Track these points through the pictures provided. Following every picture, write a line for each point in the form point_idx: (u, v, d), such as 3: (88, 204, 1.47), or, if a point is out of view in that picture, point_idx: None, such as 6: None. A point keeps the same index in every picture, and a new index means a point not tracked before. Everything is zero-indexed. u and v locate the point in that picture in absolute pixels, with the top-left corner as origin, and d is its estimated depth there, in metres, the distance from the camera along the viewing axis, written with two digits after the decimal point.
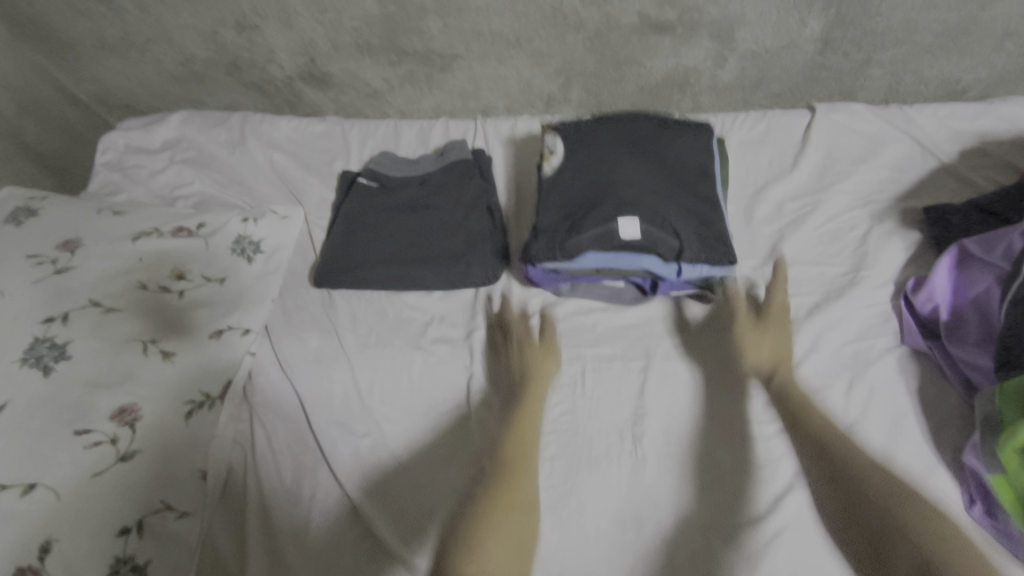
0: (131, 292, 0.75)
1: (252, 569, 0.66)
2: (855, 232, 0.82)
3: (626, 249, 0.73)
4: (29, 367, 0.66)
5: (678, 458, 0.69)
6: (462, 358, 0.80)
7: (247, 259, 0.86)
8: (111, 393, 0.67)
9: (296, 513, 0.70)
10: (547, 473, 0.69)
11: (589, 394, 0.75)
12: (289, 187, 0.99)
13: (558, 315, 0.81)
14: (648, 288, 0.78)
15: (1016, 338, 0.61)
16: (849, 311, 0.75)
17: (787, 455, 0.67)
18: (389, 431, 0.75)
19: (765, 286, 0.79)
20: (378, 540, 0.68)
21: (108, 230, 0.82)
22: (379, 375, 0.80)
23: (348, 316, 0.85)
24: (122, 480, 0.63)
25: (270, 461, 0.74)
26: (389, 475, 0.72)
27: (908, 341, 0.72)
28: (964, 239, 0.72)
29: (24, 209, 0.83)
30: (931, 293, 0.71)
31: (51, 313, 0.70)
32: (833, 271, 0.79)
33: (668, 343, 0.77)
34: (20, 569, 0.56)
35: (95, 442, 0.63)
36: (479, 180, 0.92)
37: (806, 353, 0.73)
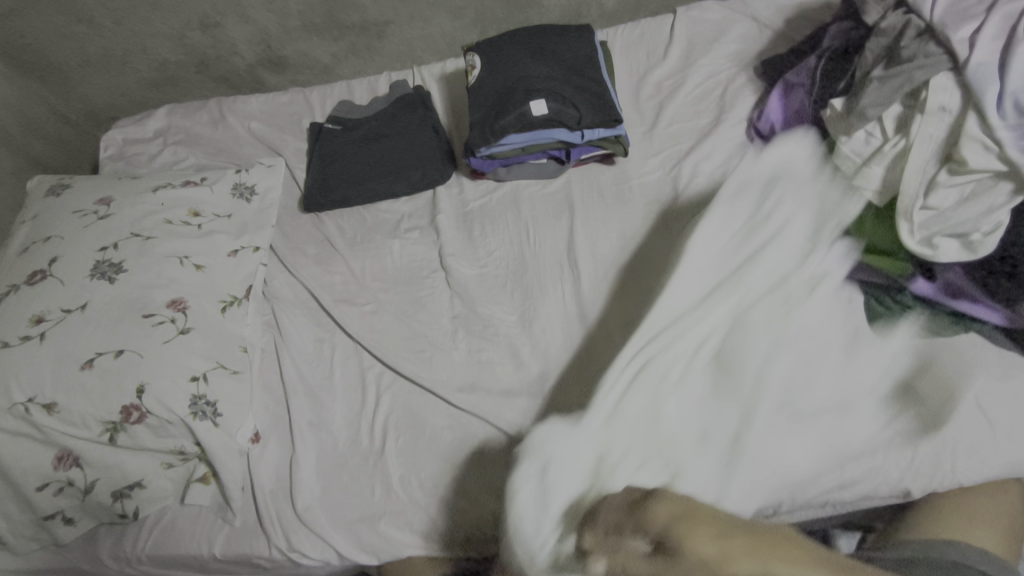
0: (160, 225, 0.94)
1: (299, 403, 0.89)
2: (716, 93, 1.06)
3: (540, 125, 0.95)
4: (97, 279, 0.85)
5: (605, 269, 0.91)
6: (430, 237, 1.01)
7: (246, 200, 1.05)
8: (163, 290, 0.86)
9: (324, 365, 0.92)
10: (509, 299, 0.92)
11: (531, 241, 0.97)
12: (270, 146, 1.20)
13: (499, 193, 1.04)
14: (564, 158, 1.00)
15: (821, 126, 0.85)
16: (717, 144, 0.99)
17: (680, 249, 0.91)
18: (383, 299, 0.96)
19: (653, 142, 1.03)
20: (389, 370, 0.89)
21: (130, 187, 1.00)
22: (368, 262, 1.01)
23: (335, 227, 1.06)
24: (185, 345, 0.83)
25: (295, 334, 0.95)
26: (390, 327, 0.93)
27: (759, 156, 0.96)
28: (785, 75, 0.95)
29: (58, 184, 1.01)
30: (768, 116, 0.94)
31: (104, 244, 0.89)
32: (701, 122, 1.03)
33: (587, 194, 1.00)
34: (126, 407, 0.78)
35: (159, 322, 0.83)
36: (422, 108, 1.14)
37: (690, 180, 0.97)
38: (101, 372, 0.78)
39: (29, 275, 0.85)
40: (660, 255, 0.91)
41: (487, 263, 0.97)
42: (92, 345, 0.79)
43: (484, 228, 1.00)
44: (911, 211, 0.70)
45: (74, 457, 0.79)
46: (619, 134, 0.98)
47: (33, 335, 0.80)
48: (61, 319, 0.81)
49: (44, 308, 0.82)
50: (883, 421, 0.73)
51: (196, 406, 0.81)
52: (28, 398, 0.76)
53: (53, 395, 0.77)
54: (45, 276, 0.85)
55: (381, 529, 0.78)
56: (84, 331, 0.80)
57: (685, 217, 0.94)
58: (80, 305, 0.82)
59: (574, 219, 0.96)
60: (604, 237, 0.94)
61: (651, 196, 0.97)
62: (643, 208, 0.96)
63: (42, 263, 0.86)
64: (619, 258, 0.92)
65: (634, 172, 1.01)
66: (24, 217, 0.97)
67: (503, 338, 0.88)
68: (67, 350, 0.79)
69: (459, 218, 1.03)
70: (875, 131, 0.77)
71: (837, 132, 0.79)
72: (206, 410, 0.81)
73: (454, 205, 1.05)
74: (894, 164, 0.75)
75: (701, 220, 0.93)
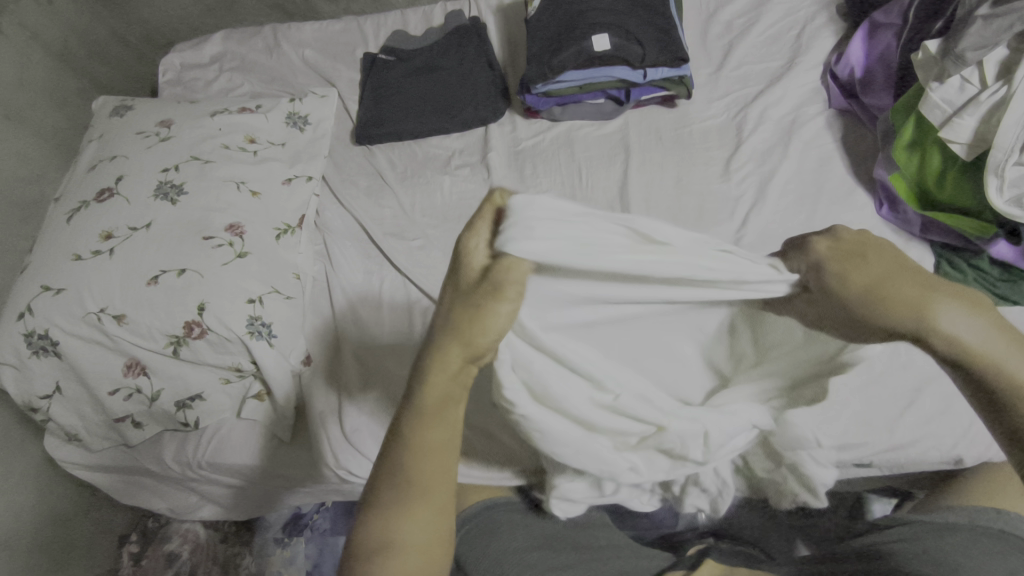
0: (218, 150, 0.95)
1: (348, 330, 0.91)
2: (791, 34, 0.99)
3: (599, 62, 0.94)
4: (160, 199, 0.88)
5: (658, 214, 0.88)
6: (481, 175, 1.00)
7: (300, 129, 1.05)
8: (222, 214, 0.89)
9: (372, 295, 0.94)
10: None
11: (584, 183, 0.95)
12: (323, 75, 1.19)
13: (554, 133, 1.01)
14: (624, 98, 0.97)
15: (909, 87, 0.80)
16: (787, 89, 0.94)
17: (741, 198, 0.87)
18: (433, 234, 0.97)
19: (718, 83, 0.98)
20: (435, 305, 0.90)
21: (191, 111, 1.01)
22: (417, 197, 1.01)
23: (386, 160, 1.06)
24: (243, 268, 0.86)
25: (346, 264, 0.97)
26: (438, 262, 0.93)
27: (834, 104, 0.91)
28: (872, 14, 0.89)
29: (122, 105, 1.03)
30: (848, 61, 0.89)
31: (167, 166, 0.91)
32: (774, 65, 0.97)
33: (645, 137, 0.96)
34: (187, 323, 0.81)
35: (218, 244, 0.86)
36: (477, 41, 1.11)
37: (754, 129, 0.92)
38: (164, 289, 0.81)
39: (97, 193, 0.89)
40: (718, 205, 0.88)
41: None
42: (156, 262, 0.83)
43: (535, 167, 0.99)
44: (1003, 166, 0.66)
45: (141, 366, 0.83)
46: (684, 75, 0.93)
47: (103, 251, 0.83)
48: (128, 237, 0.84)
49: (113, 225, 0.85)
50: (946, 385, 0.72)
51: (252, 327, 0.84)
52: (100, 308, 0.81)
53: (122, 307, 0.81)
54: (112, 194, 0.88)
55: None
56: (149, 248, 0.83)
57: (747, 166, 0.90)
58: (145, 224, 0.85)
59: (629, 162, 0.94)
60: (660, 183, 0.91)
61: (713, 141, 0.94)
62: (703, 155, 0.93)
63: (109, 181, 0.89)
64: (675, 205, 0.89)
65: (695, 116, 0.97)
66: (90, 136, 1.00)
67: None
68: (134, 265, 0.82)
69: (511, 156, 1.02)
70: (972, 77, 0.69)
71: (927, 78, 0.73)
72: (261, 330, 0.85)
73: (507, 143, 1.03)
74: (990, 116, 0.68)
75: (765, 171, 0.89)
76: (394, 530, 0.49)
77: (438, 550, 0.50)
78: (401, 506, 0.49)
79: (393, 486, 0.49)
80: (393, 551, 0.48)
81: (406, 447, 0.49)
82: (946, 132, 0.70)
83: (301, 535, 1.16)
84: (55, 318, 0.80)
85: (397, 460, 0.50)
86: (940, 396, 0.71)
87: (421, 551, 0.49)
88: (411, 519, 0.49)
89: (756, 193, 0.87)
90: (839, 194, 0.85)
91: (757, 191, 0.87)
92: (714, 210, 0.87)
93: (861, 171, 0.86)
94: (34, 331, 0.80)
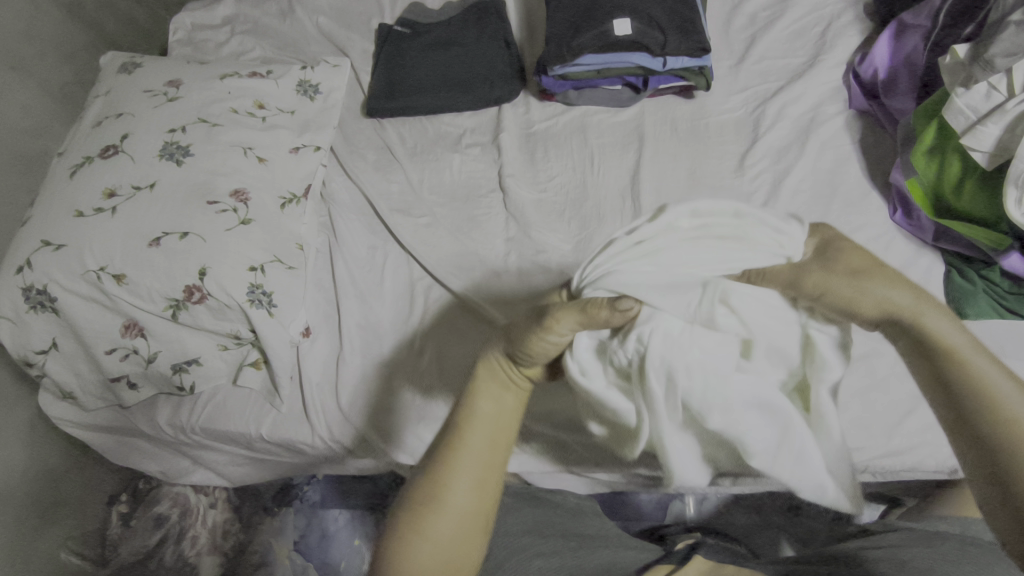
0: (227, 113, 0.93)
1: (347, 303, 0.90)
2: (816, 30, 0.98)
3: (619, 47, 0.92)
4: (165, 160, 0.86)
5: (669, 206, 0.87)
6: (491, 155, 0.99)
7: (309, 98, 1.04)
8: (228, 178, 0.87)
9: (373, 271, 0.93)
10: (566, 226, 0.90)
11: (595, 170, 0.94)
12: (336, 44, 1.17)
13: (568, 116, 1.00)
14: (641, 86, 0.96)
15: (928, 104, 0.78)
16: (808, 86, 0.92)
17: (755, 194, 0.86)
18: (438, 212, 0.95)
19: (738, 77, 0.96)
20: (437, 285, 0.89)
21: (200, 72, 0.99)
22: (425, 173, 1.00)
23: (396, 135, 1.05)
24: (246, 235, 0.85)
25: (349, 238, 0.95)
26: (442, 240, 0.92)
27: (854, 104, 0.89)
28: (901, 14, 0.87)
29: (130, 62, 1.01)
30: (872, 61, 0.87)
31: (173, 126, 0.90)
32: (796, 61, 0.96)
33: (660, 126, 0.95)
34: (187, 287, 0.80)
35: (222, 210, 0.84)
36: (495, 19, 1.09)
37: (771, 125, 0.91)
38: (166, 250, 0.80)
39: (102, 149, 0.87)
40: (732, 198, 0.87)
41: (547, 188, 0.94)
42: (158, 223, 0.81)
43: (547, 151, 0.97)
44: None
45: (139, 327, 0.83)
46: (704, 65, 0.92)
47: (105, 209, 0.82)
48: (132, 195, 0.83)
49: (117, 182, 0.84)
50: None
51: (253, 295, 0.83)
52: (100, 267, 0.80)
53: (122, 266, 0.79)
54: (117, 151, 0.87)
55: (418, 433, 0.81)
56: (152, 208, 0.82)
57: (762, 162, 0.89)
58: (149, 184, 0.84)
59: (642, 151, 0.93)
60: (672, 174, 0.90)
61: (728, 135, 0.92)
62: (717, 148, 0.91)
63: (114, 138, 0.88)
64: (685, 197, 0.88)
65: (713, 109, 0.95)
66: (97, 92, 0.98)
67: (556, 259, 0.87)
68: (136, 225, 0.81)
69: (523, 138, 1.00)
70: (999, 84, 0.67)
71: (953, 83, 0.72)
72: (262, 299, 0.84)
73: (520, 124, 1.02)
74: (1014, 125, 0.66)
75: (780, 169, 0.88)
76: (438, 497, 0.49)
77: (474, 532, 0.49)
78: (442, 471, 0.50)
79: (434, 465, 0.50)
80: (435, 512, 0.48)
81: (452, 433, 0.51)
82: (969, 139, 0.69)
83: (290, 506, 1.19)
84: (54, 273, 0.79)
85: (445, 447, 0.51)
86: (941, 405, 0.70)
87: (459, 524, 0.49)
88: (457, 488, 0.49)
89: (768, 191, 0.86)
90: (853, 197, 0.84)
91: (770, 189, 0.86)
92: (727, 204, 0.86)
93: (878, 175, 0.85)
94: (32, 285, 0.79)
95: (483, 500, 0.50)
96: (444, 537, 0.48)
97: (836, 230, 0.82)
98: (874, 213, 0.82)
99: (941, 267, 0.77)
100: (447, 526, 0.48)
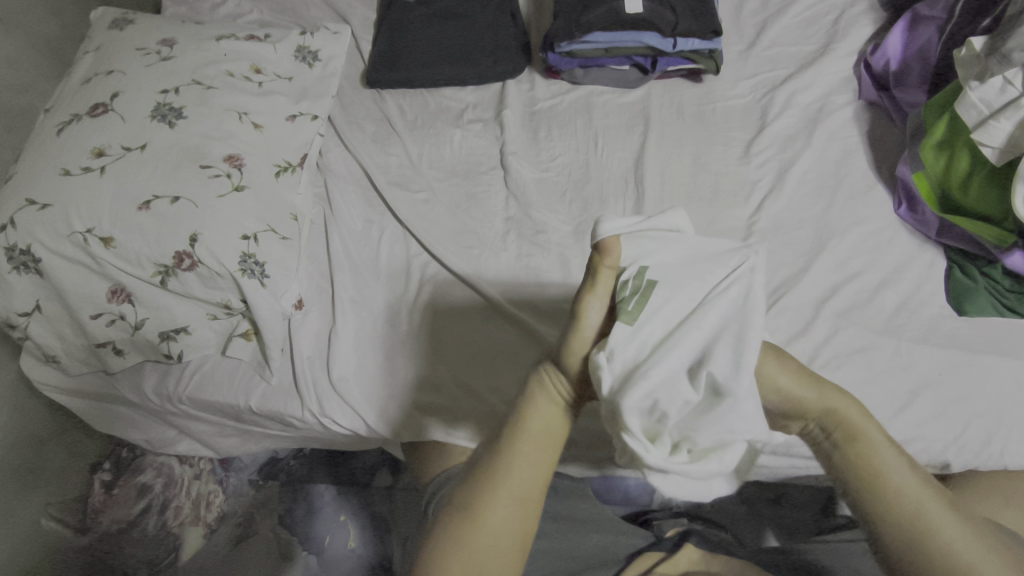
0: (222, 76, 0.90)
1: (342, 277, 0.88)
2: (828, 18, 0.96)
3: (629, 25, 0.90)
4: (158, 121, 0.83)
5: (672, 190, 0.86)
6: (493, 132, 0.97)
7: (308, 65, 1.01)
8: (221, 143, 0.85)
9: (367, 245, 0.91)
10: (567, 207, 0.89)
11: (599, 152, 0.92)
12: (337, 11, 1.13)
13: (573, 96, 0.98)
14: (649, 67, 0.94)
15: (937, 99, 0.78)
16: (818, 76, 0.91)
17: (759, 182, 0.85)
18: (437, 187, 0.93)
19: (748, 62, 0.95)
20: (434, 261, 0.88)
21: (195, 32, 0.95)
22: (425, 148, 0.97)
23: (396, 106, 1.02)
24: (241, 203, 0.82)
25: (345, 210, 0.93)
26: (440, 217, 0.90)
27: (863, 96, 0.89)
28: (917, 5, 0.86)
29: (122, 19, 0.98)
30: (885, 52, 0.86)
31: (166, 87, 0.86)
32: (807, 49, 0.95)
33: (665, 110, 0.93)
34: (177, 254, 0.78)
35: (215, 175, 0.82)
36: None
37: (779, 113, 0.90)
38: (156, 215, 0.78)
39: (91, 107, 0.84)
40: (736, 186, 0.86)
41: (549, 168, 0.93)
42: (148, 186, 0.79)
43: (550, 130, 0.95)
44: None
45: (126, 293, 0.80)
46: (714, 49, 0.91)
47: (93, 168, 0.79)
48: (121, 156, 0.80)
49: (106, 142, 0.81)
50: (941, 392, 0.69)
51: (245, 264, 0.81)
52: (87, 229, 0.77)
53: (111, 229, 0.77)
54: (107, 110, 0.83)
55: (410, 410, 0.80)
56: (142, 170, 0.79)
57: (767, 150, 0.87)
58: (140, 146, 0.81)
59: (648, 134, 0.91)
60: (677, 158, 0.89)
61: (735, 121, 0.91)
62: (724, 134, 0.90)
63: (104, 96, 0.85)
64: (689, 183, 0.86)
65: (720, 94, 0.94)
66: (87, 48, 0.95)
67: (555, 239, 0.86)
68: (125, 187, 0.78)
69: (526, 115, 0.98)
70: (1014, 80, 0.66)
71: (967, 77, 0.71)
72: (254, 269, 0.81)
73: (523, 101, 1.00)
74: None
75: (786, 158, 0.87)
76: (482, 514, 0.52)
77: (511, 544, 0.52)
78: (482, 492, 0.52)
79: (481, 479, 0.53)
80: (476, 527, 0.51)
81: (501, 450, 0.54)
82: (979, 134, 0.68)
83: (275, 479, 1.19)
84: (38, 233, 0.76)
85: (488, 468, 0.53)
86: (936, 401, 0.69)
87: (495, 542, 0.51)
88: (500, 508, 0.52)
89: (774, 179, 0.85)
90: (858, 189, 0.83)
91: (775, 177, 0.85)
92: (731, 191, 0.85)
93: (883, 168, 0.84)
94: (14, 245, 0.77)
95: (524, 522, 0.52)
96: (480, 554, 0.51)
97: (839, 220, 0.81)
98: (879, 206, 0.81)
99: (943, 263, 0.77)
100: (486, 543, 0.51)
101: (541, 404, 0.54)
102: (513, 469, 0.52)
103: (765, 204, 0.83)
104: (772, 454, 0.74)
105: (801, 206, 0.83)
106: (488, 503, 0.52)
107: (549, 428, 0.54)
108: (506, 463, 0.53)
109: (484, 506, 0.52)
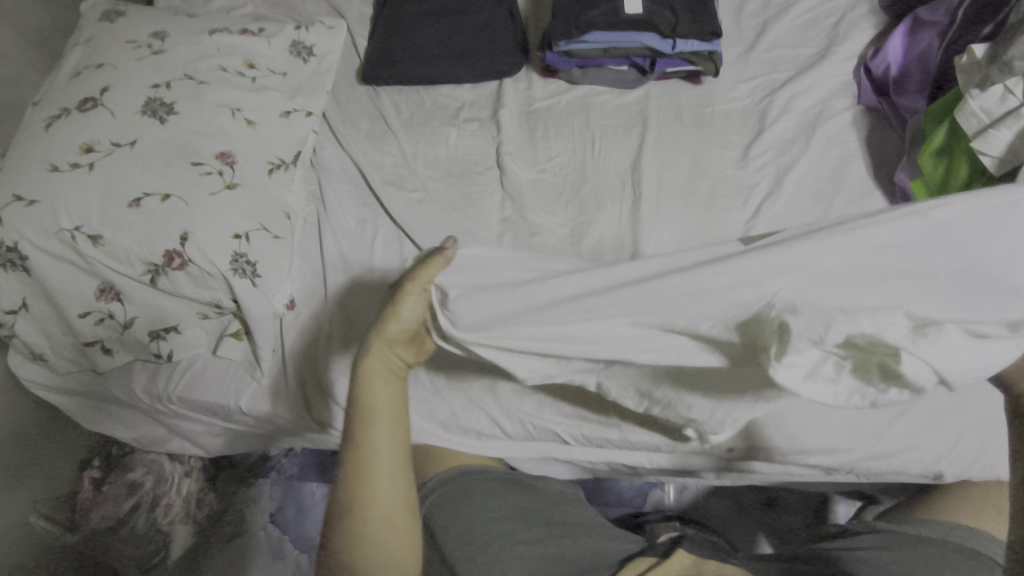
0: (215, 71, 0.89)
1: (336, 278, 0.87)
2: (829, 21, 0.95)
3: (629, 25, 0.89)
4: (148, 117, 0.82)
5: (669, 193, 0.85)
6: (489, 131, 0.96)
7: (303, 60, 0.99)
8: (213, 140, 0.83)
9: (360, 245, 0.90)
10: (564, 210, 0.88)
11: (596, 154, 0.91)
12: (332, 5, 1.12)
13: (571, 95, 0.97)
14: (648, 68, 0.93)
15: (937, 107, 0.77)
16: (818, 79, 0.91)
17: (757, 187, 0.85)
18: (433, 187, 0.92)
19: (747, 65, 0.94)
20: None
21: (187, 26, 0.94)
22: (420, 146, 0.96)
23: (391, 104, 1.01)
24: (233, 201, 0.81)
25: (339, 209, 0.92)
26: (435, 217, 0.89)
27: (863, 101, 0.88)
28: (919, 9, 0.85)
29: (113, 11, 0.96)
30: (885, 56, 0.86)
31: (157, 82, 0.85)
32: (807, 52, 0.94)
33: (664, 111, 0.93)
34: (168, 252, 0.77)
35: (206, 173, 0.81)
36: None
37: (778, 116, 0.89)
38: (146, 213, 0.77)
39: (80, 101, 0.82)
40: (733, 190, 0.85)
41: (545, 169, 0.92)
42: (137, 183, 0.77)
43: (547, 130, 0.94)
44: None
45: (115, 292, 0.79)
46: (714, 50, 0.90)
47: (82, 164, 0.78)
48: (110, 152, 0.79)
49: (95, 137, 0.79)
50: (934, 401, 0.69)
51: (236, 263, 0.80)
52: (75, 226, 0.76)
53: (99, 227, 0.76)
54: (96, 104, 0.82)
55: None
56: (132, 167, 0.78)
57: (765, 155, 0.87)
58: (129, 142, 0.80)
59: (645, 136, 0.90)
60: (675, 161, 0.88)
61: (734, 124, 0.90)
62: (722, 137, 0.89)
63: (94, 90, 0.83)
64: (685, 186, 0.86)
65: (719, 96, 0.93)
66: (76, 40, 0.93)
67: (551, 241, 0.85)
68: (115, 184, 0.77)
69: (523, 115, 0.97)
70: (1015, 88, 0.65)
71: (968, 84, 0.71)
72: (245, 268, 0.80)
73: (521, 101, 0.99)
74: None
75: (784, 163, 0.86)
76: (369, 498, 0.59)
77: (404, 502, 0.61)
78: (359, 485, 0.59)
79: (349, 474, 0.60)
80: (369, 508, 0.59)
81: (355, 439, 0.60)
82: (979, 143, 0.67)
83: (266, 477, 1.19)
84: (25, 230, 0.75)
85: (349, 457, 0.60)
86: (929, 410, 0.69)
87: (390, 508, 0.60)
88: (378, 487, 0.59)
89: (771, 184, 0.85)
90: (855, 195, 0.83)
91: (772, 182, 0.85)
92: (728, 195, 0.85)
93: (881, 174, 0.84)
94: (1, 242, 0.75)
95: (404, 481, 0.61)
96: (381, 522, 0.59)
97: None
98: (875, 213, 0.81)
99: None
100: (382, 513, 0.59)
101: (376, 378, 0.62)
102: (375, 441, 0.60)
103: (762, 209, 0.83)
104: (765, 461, 0.74)
105: (799, 211, 0.82)
106: (370, 481, 0.59)
107: (392, 394, 0.63)
108: (365, 441, 0.60)
109: (368, 491, 0.59)
